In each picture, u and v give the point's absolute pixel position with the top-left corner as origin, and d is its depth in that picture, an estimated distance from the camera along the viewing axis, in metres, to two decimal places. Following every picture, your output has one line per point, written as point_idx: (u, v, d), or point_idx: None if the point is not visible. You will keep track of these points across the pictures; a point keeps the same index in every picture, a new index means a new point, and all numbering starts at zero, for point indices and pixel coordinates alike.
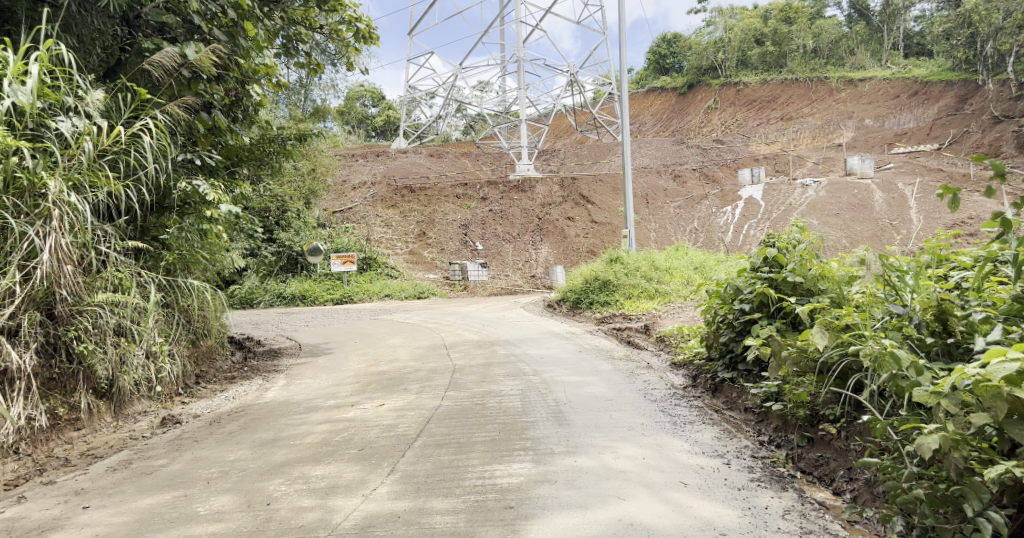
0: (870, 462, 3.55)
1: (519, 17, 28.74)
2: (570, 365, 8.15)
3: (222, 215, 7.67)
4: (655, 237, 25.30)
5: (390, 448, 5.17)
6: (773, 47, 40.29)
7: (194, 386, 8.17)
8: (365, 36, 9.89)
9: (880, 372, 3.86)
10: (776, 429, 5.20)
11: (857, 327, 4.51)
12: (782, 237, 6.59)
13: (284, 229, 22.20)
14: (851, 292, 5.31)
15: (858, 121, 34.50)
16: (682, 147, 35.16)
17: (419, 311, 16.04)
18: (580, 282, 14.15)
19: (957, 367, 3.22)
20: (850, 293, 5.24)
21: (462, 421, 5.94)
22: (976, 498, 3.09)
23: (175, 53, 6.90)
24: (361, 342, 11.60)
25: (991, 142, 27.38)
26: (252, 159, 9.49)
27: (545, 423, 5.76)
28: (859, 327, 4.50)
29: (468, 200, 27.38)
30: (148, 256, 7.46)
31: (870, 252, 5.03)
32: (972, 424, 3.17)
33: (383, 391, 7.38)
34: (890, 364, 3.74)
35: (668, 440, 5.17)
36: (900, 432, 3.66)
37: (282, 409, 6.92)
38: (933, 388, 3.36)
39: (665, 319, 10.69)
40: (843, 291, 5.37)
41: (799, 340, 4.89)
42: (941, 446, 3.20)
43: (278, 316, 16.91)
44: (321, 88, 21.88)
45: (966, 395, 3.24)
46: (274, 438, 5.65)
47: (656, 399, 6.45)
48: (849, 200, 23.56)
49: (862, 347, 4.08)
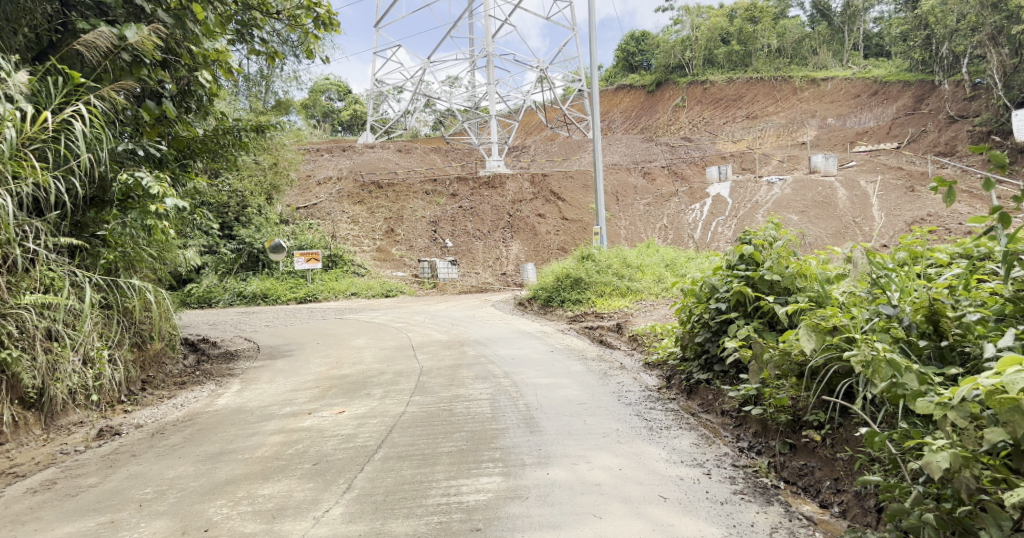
0: (871, 480, 3.31)
1: (487, 12, 28.32)
2: (541, 366, 7.84)
3: (169, 210, 7.18)
4: (625, 234, 25.15)
5: (347, 462, 4.79)
6: (739, 46, 40.55)
7: (139, 393, 7.72)
8: (325, 23, 9.42)
9: (874, 379, 3.63)
10: (756, 435, 4.94)
11: (845, 329, 4.28)
12: (757, 233, 6.38)
13: (244, 225, 21.49)
14: (836, 291, 5.08)
15: (820, 119, 34.86)
16: (651, 144, 35.11)
17: (386, 310, 15.56)
18: (551, 279, 13.81)
19: (967, 378, 2.99)
20: (835, 293, 5.01)
21: (427, 429, 5.58)
22: (995, 526, 2.87)
23: (109, 33, 6.48)
24: (323, 343, 11.13)
25: (947, 141, 27.88)
26: (206, 151, 9.01)
27: (516, 430, 5.44)
28: (847, 329, 4.27)
29: (437, 196, 26.92)
30: (84, 252, 7.13)
31: (856, 248, 4.79)
32: (985, 440, 2.95)
33: (344, 396, 6.99)
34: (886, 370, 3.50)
35: (645, 448, 4.89)
36: (899, 445, 3.43)
37: (233, 418, 6.50)
38: (938, 399, 3.14)
39: (638, 318, 10.46)
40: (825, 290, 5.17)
41: (782, 342, 4.66)
42: (950, 464, 2.99)
43: (237, 316, 16.30)
44: (283, 80, 21.24)
45: (976, 407, 3.04)
46: (221, 451, 5.25)
47: (631, 402, 6.17)
48: (814, 197, 23.67)
49: (853, 352, 3.87)
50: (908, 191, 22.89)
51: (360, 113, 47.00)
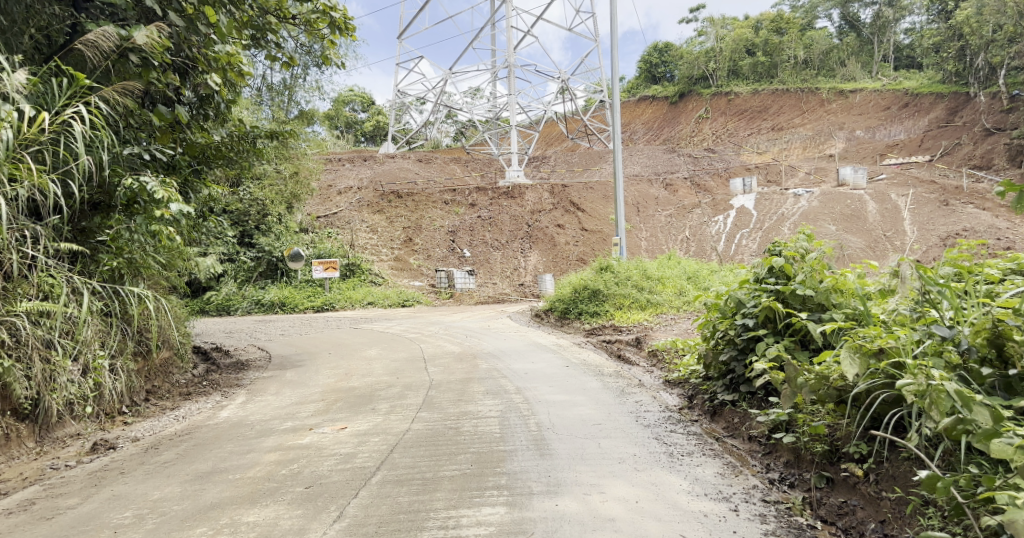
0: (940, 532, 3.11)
1: (511, 22, 28.04)
2: (555, 382, 7.44)
3: (174, 215, 6.99)
4: (646, 246, 24.65)
5: (342, 486, 4.52)
6: (765, 57, 39.97)
7: (142, 403, 7.48)
8: (342, 28, 9.09)
9: (929, 411, 3.47)
10: (787, 465, 4.53)
11: (892, 351, 3.91)
12: (787, 245, 5.99)
13: (263, 234, 21.34)
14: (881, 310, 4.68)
15: (848, 132, 34.08)
16: (673, 155, 34.62)
17: (401, 320, 15.26)
18: (569, 291, 13.42)
19: None
20: (880, 312, 4.61)
21: (430, 450, 5.23)
22: None
23: (114, 32, 6.26)
24: (334, 353, 10.83)
25: (982, 155, 27.03)
26: (221, 158, 8.77)
27: (524, 454, 5.06)
28: (895, 353, 3.90)
29: (456, 205, 26.67)
30: (86, 259, 6.94)
31: (904, 261, 4.41)
32: None
33: (348, 411, 6.66)
34: (945, 400, 3.38)
35: (665, 477, 4.50)
36: (965, 490, 3.24)
37: (232, 433, 6.21)
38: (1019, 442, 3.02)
39: (658, 332, 10.04)
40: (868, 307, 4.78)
41: (820, 366, 4.30)
42: None
43: (253, 324, 16.11)
44: (306, 90, 21.11)
45: None
46: (213, 470, 4.95)
47: (649, 424, 5.76)
48: (842, 210, 23.01)
49: (905, 381, 3.62)
50: (941, 205, 22.16)
51: (383, 124, 47.12)
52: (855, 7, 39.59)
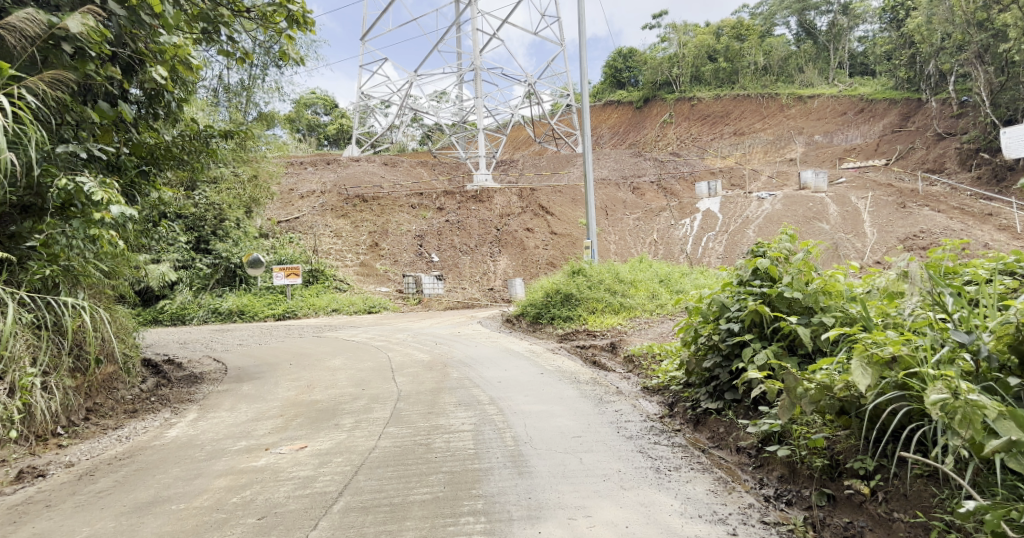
0: None
1: (475, 25, 27.57)
2: (531, 391, 7.04)
3: (116, 219, 6.44)
4: (614, 249, 24.46)
5: (299, 515, 4.16)
6: (726, 63, 40.29)
7: (82, 423, 6.99)
8: (300, 22, 8.49)
9: (958, 430, 3.47)
10: (782, 480, 4.33)
11: (905, 360, 3.85)
12: (771, 246, 5.72)
13: (221, 239, 20.51)
14: (885, 315, 4.52)
15: (807, 136, 34.46)
16: (640, 159, 34.59)
17: (367, 328, 14.71)
18: (540, 295, 13.03)
19: None
20: (888, 318, 4.44)
21: (399, 470, 4.80)
22: None
23: (39, 16, 5.85)
24: (296, 364, 10.29)
25: (935, 159, 27.47)
26: (170, 158, 8.20)
27: (501, 472, 4.68)
28: (907, 362, 3.86)
29: (423, 210, 26.23)
30: (14, 266, 6.44)
31: (914, 263, 4.32)
32: None
33: (308, 428, 6.19)
34: (981, 415, 3.38)
35: (654, 498, 4.20)
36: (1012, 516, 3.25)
37: (179, 454, 5.73)
38: None
39: (633, 336, 9.75)
40: (870, 312, 4.59)
41: (831, 382, 4.09)
42: None
43: (210, 334, 15.42)
44: (266, 91, 20.40)
45: None
46: (153, 500, 4.51)
47: (632, 435, 5.42)
48: (805, 212, 23.17)
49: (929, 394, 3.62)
50: (900, 207, 22.43)
51: (346, 128, 46.30)
52: (811, 15, 40.39)
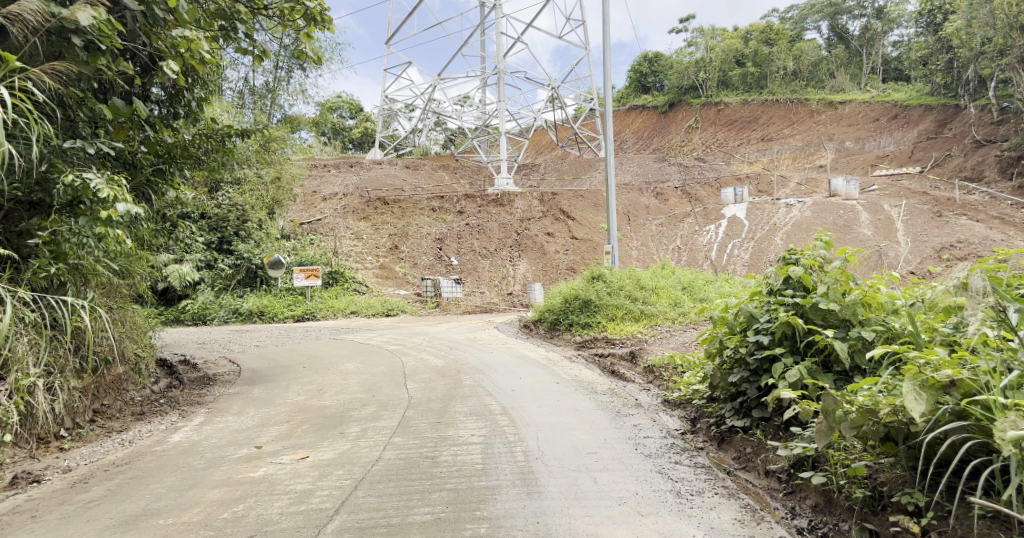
0: None
1: (500, 28, 27.33)
2: (545, 402, 6.70)
3: (125, 217, 6.26)
4: (637, 255, 23.99)
5: None
6: (754, 68, 39.58)
7: (86, 425, 6.80)
8: (318, 20, 8.18)
9: None
10: (816, 510, 4.00)
11: (965, 385, 3.54)
12: (804, 253, 5.32)
13: (242, 241, 20.37)
14: (940, 334, 4.17)
15: (838, 143, 33.66)
16: (664, 164, 34.05)
17: (384, 331, 14.48)
18: (559, 301, 12.68)
19: None
20: (945, 339, 4.11)
21: (401, 487, 4.50)
22: None
23: (44, 7, 5.63)
24: (309, 367, 10.06)
25: (973, 167, 26.58)
26: (188, 157, 7.97)
27: (509, 492, 4.37)
28: (969, 387, 3.55)
29: (444, 213, 26.01)
30: (17, 264, 6.22)
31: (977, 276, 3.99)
32: None
33: (313, 436, 5.93)
34: None
35: (675, 527, 3.88)
36: None
37: (180, 461, 5.50)
38: None
39: (654, 346, 9.38)
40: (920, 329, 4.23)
41: (881, 407, 3.75)
42: None
43: (228, 334, 15.28)
44: (291, 93, 20.35)
45: None
46: (141, 513, 4.29)
47: (651, 454, 5.06)
48: (835, 220, 22.55)
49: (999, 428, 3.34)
50: (935, 216, 21.72)
51: (370, 131, 46.30)
52: (843, 19, 39.69)
